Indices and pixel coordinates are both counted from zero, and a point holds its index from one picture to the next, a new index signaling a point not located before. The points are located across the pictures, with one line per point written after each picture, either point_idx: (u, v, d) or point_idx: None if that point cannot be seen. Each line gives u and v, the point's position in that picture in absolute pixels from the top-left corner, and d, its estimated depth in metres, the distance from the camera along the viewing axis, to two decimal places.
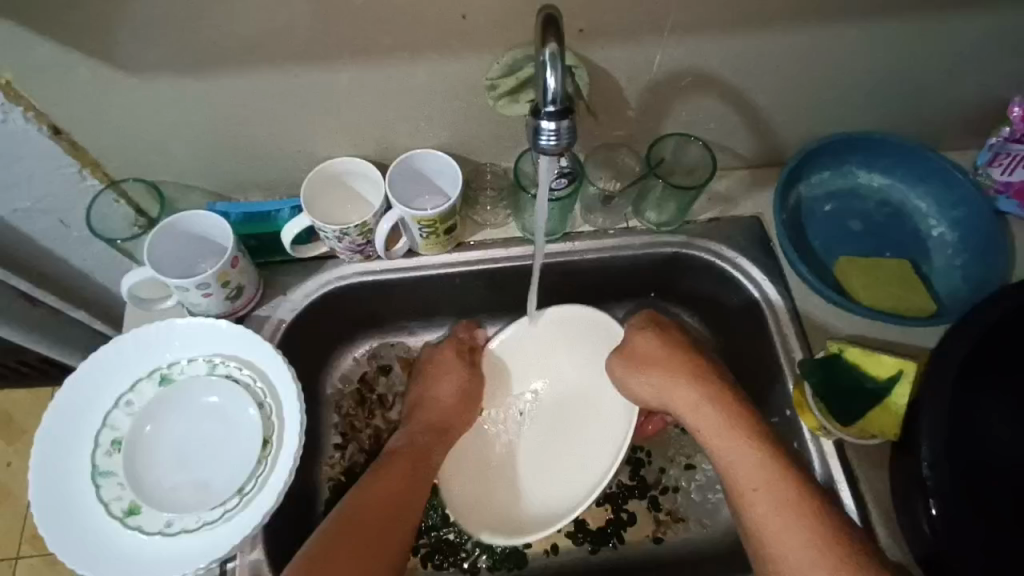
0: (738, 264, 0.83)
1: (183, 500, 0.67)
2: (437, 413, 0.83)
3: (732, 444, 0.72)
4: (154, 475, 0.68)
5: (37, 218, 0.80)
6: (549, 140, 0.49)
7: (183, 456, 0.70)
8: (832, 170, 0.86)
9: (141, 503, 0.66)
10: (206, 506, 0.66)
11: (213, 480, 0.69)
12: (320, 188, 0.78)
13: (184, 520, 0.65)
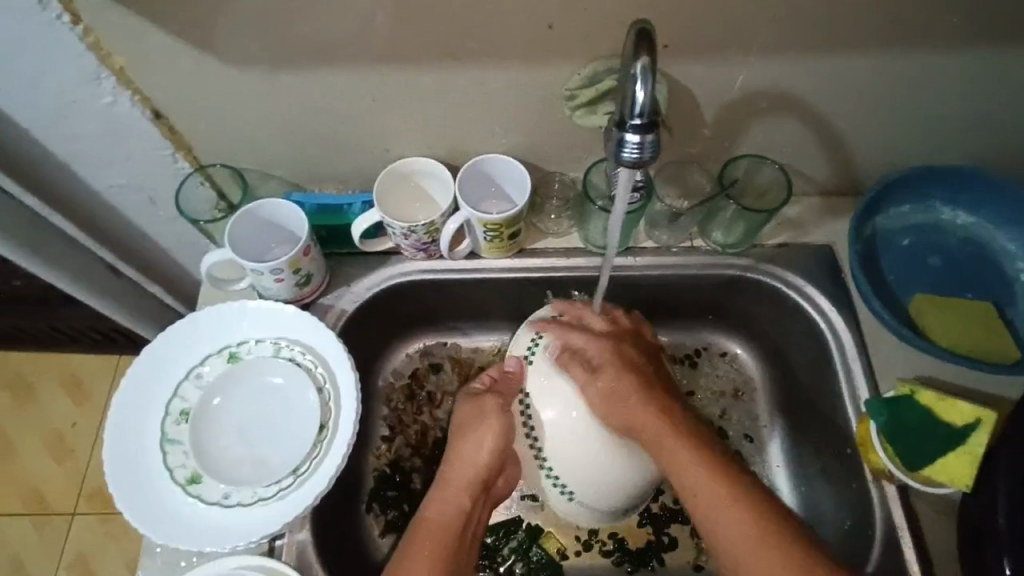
0: (804, 292, 0.81)
1: (241, 475, 0.70)
2: (471, 473, 0.73)
3: (717, 501, 0.63)
4: (216, 448, 0.71)
5: (130, 193, 0.85)
6: (632, 152, 0.49)
7: (242, 432, 0.72)
8: (912, 204, 0.82)
9: (202, 473, 0.69)
10: (262, 482, 0.69)
11: (271, 458, 0.71)
12: (391, 185, 0.80)
13: (241, 493, 0.68)
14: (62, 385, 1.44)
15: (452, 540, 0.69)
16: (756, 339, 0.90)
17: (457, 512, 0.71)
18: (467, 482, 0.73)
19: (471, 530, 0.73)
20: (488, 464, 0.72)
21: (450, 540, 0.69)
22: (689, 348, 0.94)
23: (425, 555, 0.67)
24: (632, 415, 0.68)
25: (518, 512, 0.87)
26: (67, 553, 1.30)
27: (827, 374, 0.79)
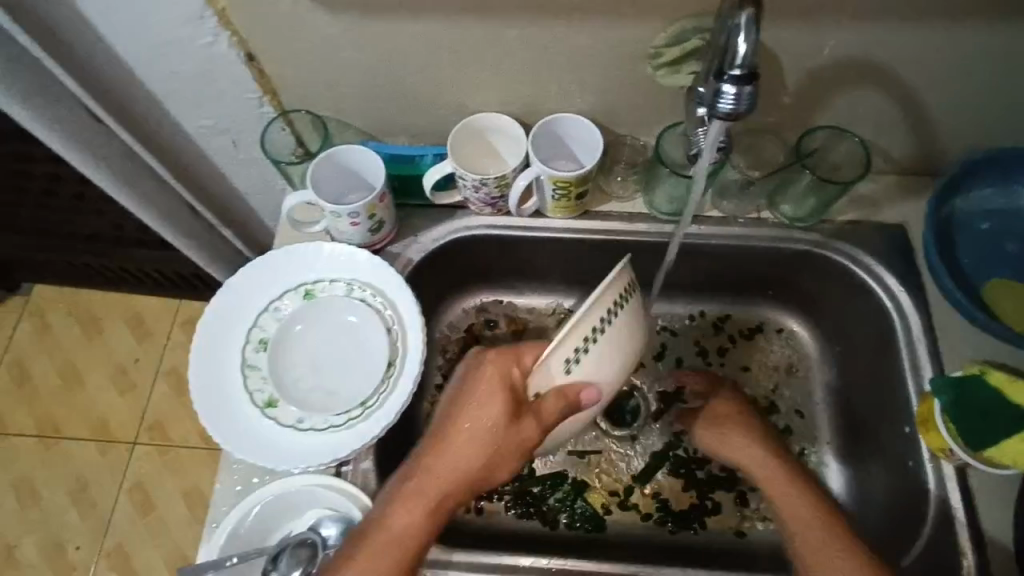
0: (872, 271, 0.80)
1: (313, 403, 0.74)
2: (460, 443, 0.62)
3: (798, 497, 0.72)
4: (291, 377, 0.75)
5: (217, 136, 0.89)
6: (728, 103, 0.50)
7: (315, 365, 0.76)
8: (996, 188, 0.80)
9: (278, 398, 0.73)
10: (332, 411, 0.73)
11: (341, 391, 0.75)
12: (466, 138, 0.82)
13: (314, 419, 0.72)
14: (129, 324, 1.52)
15: (426, 521, 0.62)
16: (816, 317, 0.91)
17: (442, 489, 0.63)
18: (450, 480, 0.63)
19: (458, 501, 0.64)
20: (488, 439, 0.61)
21: (423, 518, 0.62)
22: (745, 322, 0.95)
23: (388, 527, 0.62)
24: (740, 446, 0.79)
25: (564, 466, 0.89)
26: (128, 479, 1.39)
27: (889, 355, 0.79)
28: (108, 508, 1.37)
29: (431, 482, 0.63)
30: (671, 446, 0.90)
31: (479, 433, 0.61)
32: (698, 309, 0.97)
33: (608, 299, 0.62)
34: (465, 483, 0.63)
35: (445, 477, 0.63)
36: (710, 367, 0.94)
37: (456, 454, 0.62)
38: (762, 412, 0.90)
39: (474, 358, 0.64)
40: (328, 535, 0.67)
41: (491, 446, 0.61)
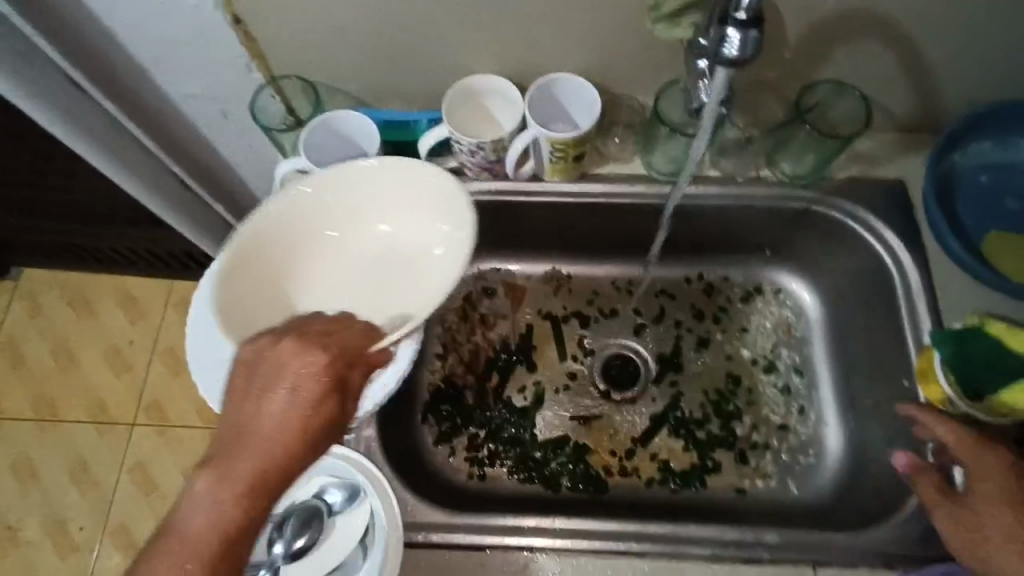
0: (871, 227, 0.80)
1: None
2: (292, 442, 0.50)
3: None
4: None
5: (203, 104, 0.86)
6: (734, 48, 0.52)
7: None
8: (995, 141, 0.80)
9: None
10: None
11: None
12: (459, 101, 0.80)
13: None
14: (121, 304, 1.50)
15: (244, 516, 0.49)
16: (815, 276, 0.92)
17: (274, 493, 0.50)
18: (256, 481, 0.49)
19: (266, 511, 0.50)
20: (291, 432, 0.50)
21: (243, 522, 0.49)
22: (743, 285, 0.96)
23: (199, 529, 0.48)
24: None
25: (566, 430, 0.91)
26: (128, 459, 1.38)
27: (888, 311, 0.79)
28: (109, 488, 1.37)
29: (221, 488, 0.49)
30: (670, 407, 0.91)
31: (243, 416, 0.50)
32: (694, 272, 0.97)
33: (454, 214, 0.65)
34: (257, 499, 0.49)
35: (238, 483, 0.49)
36: (706, 329, 0.95)
37: (245, 450, 0.49)
38: (760, 371, 0.92)
39: (261, 334, 0.54)
40: (333, 501, 0.67)
41: (239, 430, 0.50)
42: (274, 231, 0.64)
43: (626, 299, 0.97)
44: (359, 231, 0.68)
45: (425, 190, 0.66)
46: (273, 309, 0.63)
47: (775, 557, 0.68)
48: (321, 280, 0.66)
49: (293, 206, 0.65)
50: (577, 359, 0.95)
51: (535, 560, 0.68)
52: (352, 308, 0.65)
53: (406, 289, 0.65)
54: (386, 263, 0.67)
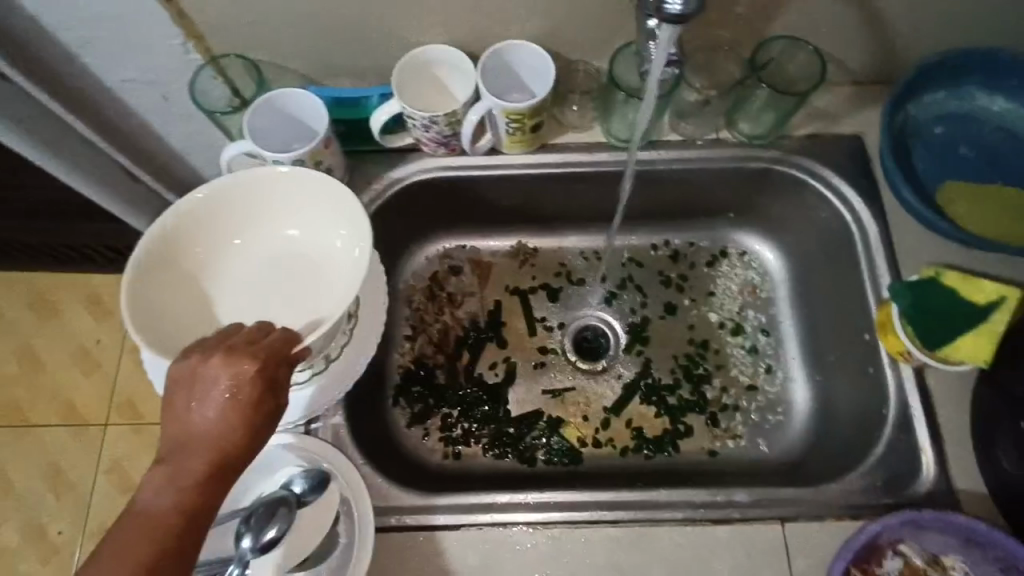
0: (830, 184, 0.80)
1: None
2: (235, 419, 0.52)
3: None
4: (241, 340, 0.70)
5: (141, 90, 0.82)
6: (675, 5, 0.52)
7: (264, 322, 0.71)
8: (948, 91, 0.80)
9: None
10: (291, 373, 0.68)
11: None
12: (409, 74, 0.78)
13: None
14: (84, 302, 1.44)
15: (199, 497, 0.49)
16: (779, 237, 0.92)
17: (222, 467, 0.51)
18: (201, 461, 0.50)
19: (219, 499, 0.51)
20: (233, 409, 0.52)
21: (196, 502, 0.49)
22: (708, 249, 0.96)
23: (148, 518, 0.48)
24: None
25: (538, 405, 0.91)
26: (104, 459, 1.33)
27: (851, 266, 0.80)
28: (86, 491, 1.32)
29: (174, 487, 0.49)
30: (641, 375, 0.91)
31: (184, 420, 0.52)
32: (661, 239, 0.97)
33: (352, 223, 0.67)
34: (211, 491, 0.50)
35: (191, 478, 0.50)
36: (673, 295, 0.95)
37: (192, 449, 0.51)
38: (727, 334, 0.92)
39: (189, 350, 0.56)
40: (302, 488, 0.65)
41: (184, 436, 0.52)
42: (177, 236, 0.66)
43: (593, 269, 0.97)
44: (259, 237, 0.70)
45: (333, 201, 0.68)
46: (182, 320, 0.65)
47: (745, 516, 0.68)
48: (231, 287, 0.69)
49: (188, 213, 0.66)
50: (547, 333, 0.94)
51: (511, 534, 0.68)
52: (258, 313, 0.68)
53: (311, 294, 0.69)
54: (288, 266, 0.70)
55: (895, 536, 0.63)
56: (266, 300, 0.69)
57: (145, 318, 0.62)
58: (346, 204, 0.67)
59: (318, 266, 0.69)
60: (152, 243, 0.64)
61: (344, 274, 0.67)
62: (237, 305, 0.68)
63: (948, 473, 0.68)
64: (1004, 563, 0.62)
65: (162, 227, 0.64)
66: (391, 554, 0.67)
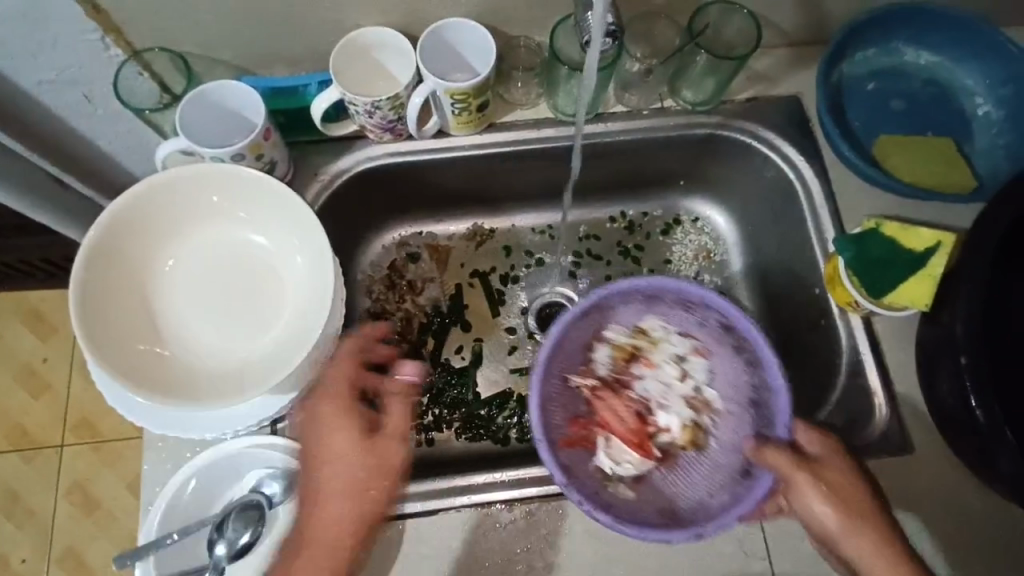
0: (773, 145, 0.83)
1: (218, 387, 0.66)
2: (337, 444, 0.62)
3: None
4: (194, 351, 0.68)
5: (62, 91, 0.77)
6: None
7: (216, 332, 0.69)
8: (877, 48, 0.83)
9: (183, 374, 0.66)
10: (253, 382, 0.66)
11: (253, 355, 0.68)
12: (347, 60, 0.76)
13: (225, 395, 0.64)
14: (24, 322, 1.37)
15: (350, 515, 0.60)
16: (731, 202, 0.94)
17: (347, 486, 0.60)
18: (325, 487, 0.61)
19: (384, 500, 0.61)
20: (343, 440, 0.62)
21: (346, 516, 0.60)
22: (662, 217, 0.98)
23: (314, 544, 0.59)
24: None
25: (507, 384, 0.91)
26: (64, 478, 1.28)
27: (798, 224, 0.82)
28: (48, 514, 1.27)
29: (344, 504, 0.60)
30: None
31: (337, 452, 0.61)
32: (616, 210, 0.98)
33: (301, 231, 0.69)
34: (366, 502, 0.60)
35: (330, 503, 0.60)
36: (632, 265, 0.96)
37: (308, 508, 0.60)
38: None
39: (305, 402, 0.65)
40: (273, 492, 0.65)
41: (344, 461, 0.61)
42: (112, 250, 0.65)
43: (552, 246, 0.97)
44: (186, 250, 0.70)
45: (260, 193, 0.68)
46: (139, 349, 0.65)
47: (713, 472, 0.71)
48: (179, 304, 0.69)
49: (114, 237, 0.65)
50: (510, 314, 0.95)
51: (489, 514, 0.69)
52: (215, 326, 0.69)
53: (258, 294, 0.70)
54: (234, 271, 0.71)
55: (596, 329, 0.75)
56: (212, 316, 0.69)
57: (107, 356, 0.61)
58: (294, 205, 0.68)
59: (256, 265, 0.71)
60: (85, 283, 0.62)
61: (301, 282, 0.70)
62: (182, 324, 0.68)
63: (899, 412, 0.72)
64: (684, 303, 0.74)
65: (93, 257, 0.63)
66: (369, 545, 0.67)
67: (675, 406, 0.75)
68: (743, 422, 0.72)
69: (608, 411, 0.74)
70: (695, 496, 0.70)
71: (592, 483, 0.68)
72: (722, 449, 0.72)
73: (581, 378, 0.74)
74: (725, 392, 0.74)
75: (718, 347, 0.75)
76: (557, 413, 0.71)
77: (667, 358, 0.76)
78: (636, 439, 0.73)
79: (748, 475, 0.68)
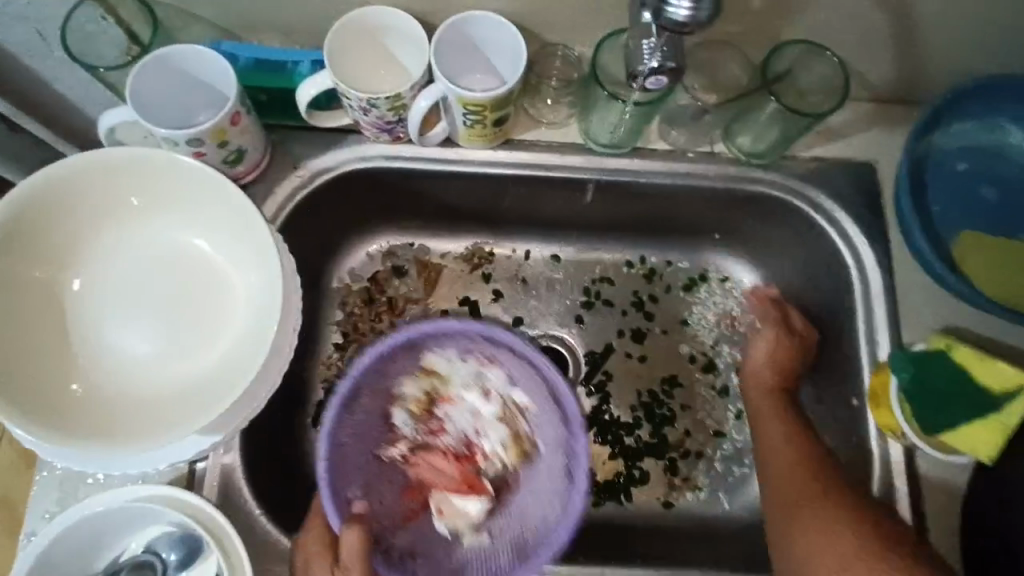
0: (834, 219, 0.70)
1: (128, 422, 0.55)
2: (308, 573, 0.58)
3: None
4: (104, 371, 0.56)
5: (10, 24, 0.63)
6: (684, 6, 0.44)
7: (137, 351, 0.57)
8: (977, 122, 0.69)
9: (88, 399, 0.55)
10: (172, 423, 0.55)
11: (177, 382, 0.57)
12: (347, 43, 0.63)
13: (133, 438, 0.53)
14: None
15: None
16: (771, 267, 0.81)
17: None
18: None
19: None
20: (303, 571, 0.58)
21: None
22: (688, 272, 0.85)
23: None
24: None
25: None
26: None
27: (846, 317, 0.70)
28: None
29: None
30: (599, 410, 0.81)
31: None
32: (636, 255, 0.85)
33: (251, 242, 0.57)
34: None
35: None
36: (644, 320, 0.84)
37: None
38: (698, 369, 0.83)
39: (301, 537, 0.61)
40: (169, 556, 0.57)
41: None
42: (15, 245, 0.54)
43: (559, 284, 0.85)
44: (112, 249, 0.58)
45: (208, 192, 0.56)
46: (38, 370, 0.54)
47: None
48: (98, 315, 0.57)
49: (14, 230, 0.53)
50: None
51: None
52: (136, 342, 0.57)
53: (192, 310, 0.58)
54: (166, 278, 0.59)
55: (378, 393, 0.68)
56: (132, 330, 0.57)
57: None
58: (246, 206, 0.56)
59: (196, 274, 0.59)
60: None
61: (247, 299, 0.58)
62: (98, 336, 0.57)
63: None
64: (450, 331, 0.68)
65: None
66: None
67: (491, 432, 0.69)
68: (554, 419, 0.68)
69: (428, 467, 0.68)
70: (542, 511, 0.66)
71: (444, 556, 0.65)
72: (550, 448, 0.68)
73: (390, 450, 0.68)
74: (525, 382, 0.69)
75: (506, 351, 0.69)
76: (385, 499, 0.66)
77: (464, 384, 0.70)
78: (463, 485, 0.67)
79: (574, 478, 0.66)
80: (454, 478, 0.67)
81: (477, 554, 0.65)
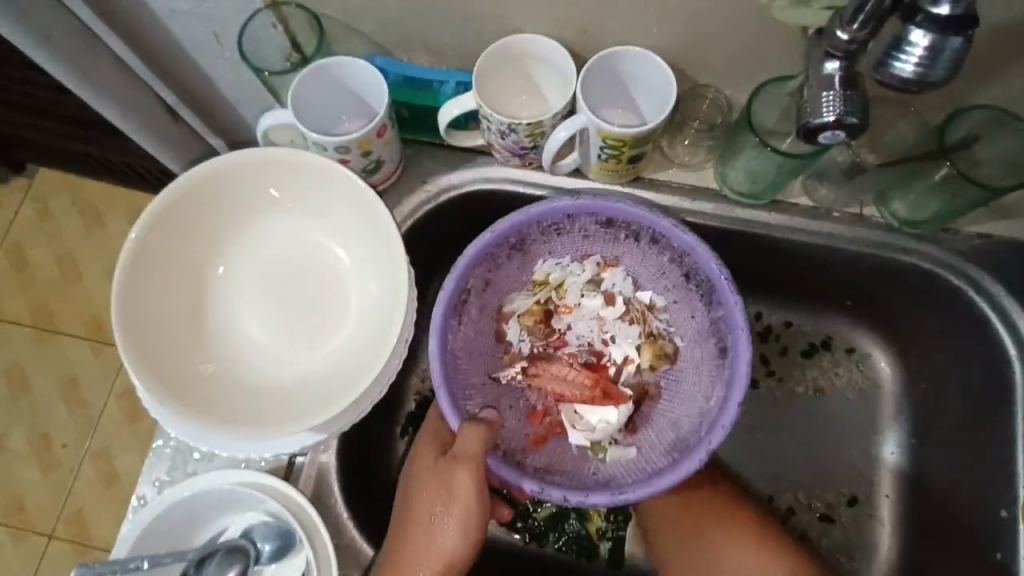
0: (998, 304, 0.63)
1: (244, 411, 0.56)
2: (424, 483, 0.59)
3: None
4: (230, 354, 0.58)
5: (189, 23, 0.67)
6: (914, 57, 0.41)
7: (261, 341, 0.59)
8: None
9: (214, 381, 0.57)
10: (285, 418, 0.56)
11: (293, 378, 0.58)
12: (495, 67, 0.63)
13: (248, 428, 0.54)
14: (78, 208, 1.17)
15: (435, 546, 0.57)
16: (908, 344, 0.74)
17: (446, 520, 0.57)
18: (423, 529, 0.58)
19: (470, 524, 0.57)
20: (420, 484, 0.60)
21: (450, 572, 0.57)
22: (810, 337, 0.79)
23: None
24: None
25: None
26: (57, 372, 1.10)
27: (1002, 421, 0.63)
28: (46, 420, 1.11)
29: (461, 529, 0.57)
30: None
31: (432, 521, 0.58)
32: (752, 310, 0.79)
33: (382, 254, 0.58)
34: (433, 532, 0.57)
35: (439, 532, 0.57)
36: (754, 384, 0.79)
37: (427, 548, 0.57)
38: (810, 443, 0.77)
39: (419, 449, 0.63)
40: (263, 546, 0.58)
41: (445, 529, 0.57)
42: (174, 226, 0.57)
43: None
44: (250, 240, 0.61)
45: (349, 200, 0.58)
46: (177, 345, 0.57)
47: None
48: (232, 300, 0.60)
49: (176, 214, 0.57)
50: None
51: None
52: (260, 333, 0.59)
53: (315, 311, 0.60)
54: (295, 276, 0.61)
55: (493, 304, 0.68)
56: (259, 320, 0.60)
57: (140, 349, 0.54)
58: (381, 216, 0.57)
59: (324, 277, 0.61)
60: (131, 270, 0.54)
61: (369, 308, 0.59)
62: (229, 320, 0.59)
63: None
64: (554, 229, 0.66)
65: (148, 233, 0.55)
66: None
67: (620, 335, 0.67)
68: (690, 298, 0.66)
69: (553, 373, 0.66)
70: (693, 410, 0.64)
71: (585, 469, 0.63)
72: (686, 341, 0.66)
73: (507, 369, 0.67)
74: (652, 282, 0.68)
75: (621, 250, 0.67)
76: (513, 422, 0.66)
77: (576, 291, 0.68)
78: (595, 391, 0.65)
79: (725, 353, 0.63)
80: (584, 383, 0.65)
81: (621, 463, 0.63)
